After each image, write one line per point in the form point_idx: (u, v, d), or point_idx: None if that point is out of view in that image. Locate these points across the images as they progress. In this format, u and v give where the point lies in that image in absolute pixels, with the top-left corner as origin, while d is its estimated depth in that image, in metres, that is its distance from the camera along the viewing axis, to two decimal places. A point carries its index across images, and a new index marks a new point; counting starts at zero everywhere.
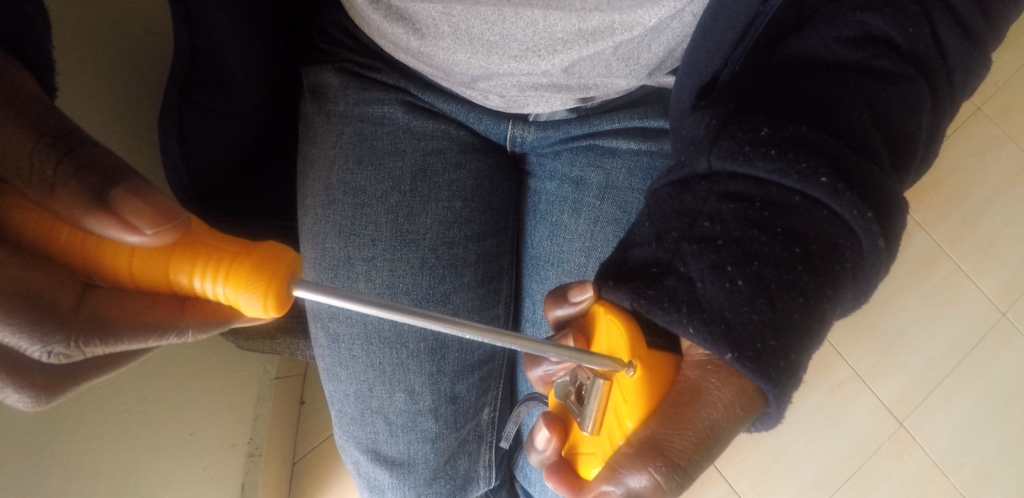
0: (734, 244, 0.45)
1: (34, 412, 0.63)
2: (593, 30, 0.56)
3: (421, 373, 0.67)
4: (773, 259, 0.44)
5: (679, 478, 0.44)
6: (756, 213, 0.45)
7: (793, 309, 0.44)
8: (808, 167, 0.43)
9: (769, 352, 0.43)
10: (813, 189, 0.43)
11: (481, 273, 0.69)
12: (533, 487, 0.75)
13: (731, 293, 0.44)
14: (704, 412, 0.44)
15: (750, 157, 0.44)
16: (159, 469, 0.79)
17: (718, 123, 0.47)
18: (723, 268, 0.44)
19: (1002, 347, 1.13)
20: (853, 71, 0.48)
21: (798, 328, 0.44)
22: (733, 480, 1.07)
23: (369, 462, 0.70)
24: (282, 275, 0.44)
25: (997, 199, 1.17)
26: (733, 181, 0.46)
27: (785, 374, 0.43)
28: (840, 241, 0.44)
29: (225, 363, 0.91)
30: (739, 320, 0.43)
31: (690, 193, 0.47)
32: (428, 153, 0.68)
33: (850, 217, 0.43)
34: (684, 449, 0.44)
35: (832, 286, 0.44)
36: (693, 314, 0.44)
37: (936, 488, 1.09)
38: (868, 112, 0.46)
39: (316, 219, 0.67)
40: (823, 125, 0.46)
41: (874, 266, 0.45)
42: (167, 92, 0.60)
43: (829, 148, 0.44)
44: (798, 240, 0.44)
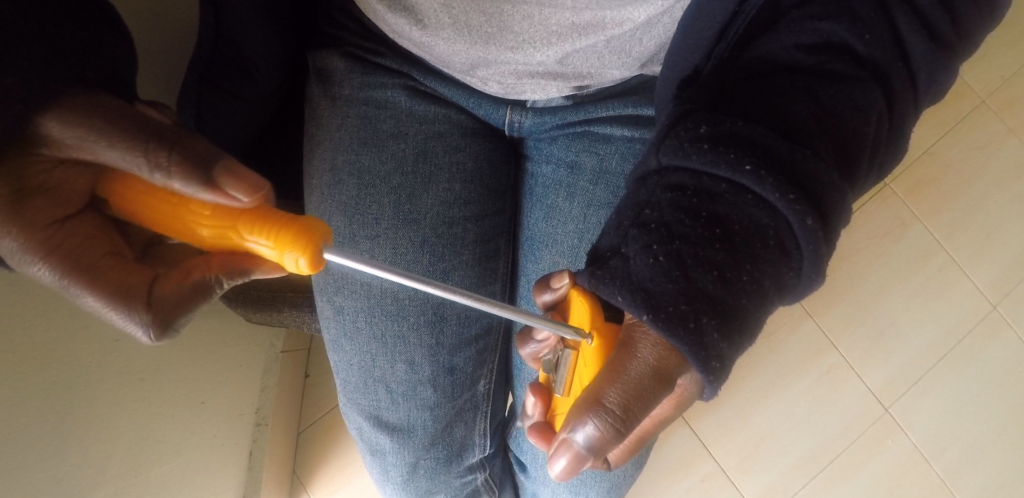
0: (665, 227, 0.48)
1: (56, 377, 0.67)
2: (585, 24, 0.59)
3: (421, 345, 0.71)
4: (694, 240, 0.47)
5: (622, 425, 0.46)
6: (687, 200, 0.48)
7: (708, 282, 0.46)
8: (735, 157, 0.46)
9: (689, 320, 0.45)
10: (740, 177, 0.46)
11: (480, 251, 0.72)
12: (525, 456, 0.80)
13: (654, 267, 0.47)
14: (633, 362, 0.47)
15: (687, 153, 0.47)
16: (172, 435, 0.83)
17: (669, 123, 0.50)
18: (651, 246, 0.48)
19: (990, 338, 1.16)
20: (807, 71, 0.50)
21: (715, 299, 0.46)
22: (721, 458, 1.11)
23: (371, 428, 0.74)
24: (319, 239, 0.48)
25: (991, 194, 1.19)
26: (675, 174, 0.48)
27: (697, 341, 0.45)
28: (763, 222, 0.47)
29: (234, 336, 0.95)
30: (658, 289, 0.46)
31: (643, 185, 0.50)
32: (430, 136, 0.71)
33: (774, 199, 0.45)
34: (618, 396, 0.46)
35: (752, 262, 0.47)
36: (621, 285, 0.47)
37: (918, 472, 1.13)
38: (810, 107, 0.49)
39: (322, 199, 0.71)
40: (764, 119, 0.48)
41: (805, 243, 0.46)
42: (188, 76, 0.65)
43: (759, 139, 0.47)
44: (719, 223, 0.47)
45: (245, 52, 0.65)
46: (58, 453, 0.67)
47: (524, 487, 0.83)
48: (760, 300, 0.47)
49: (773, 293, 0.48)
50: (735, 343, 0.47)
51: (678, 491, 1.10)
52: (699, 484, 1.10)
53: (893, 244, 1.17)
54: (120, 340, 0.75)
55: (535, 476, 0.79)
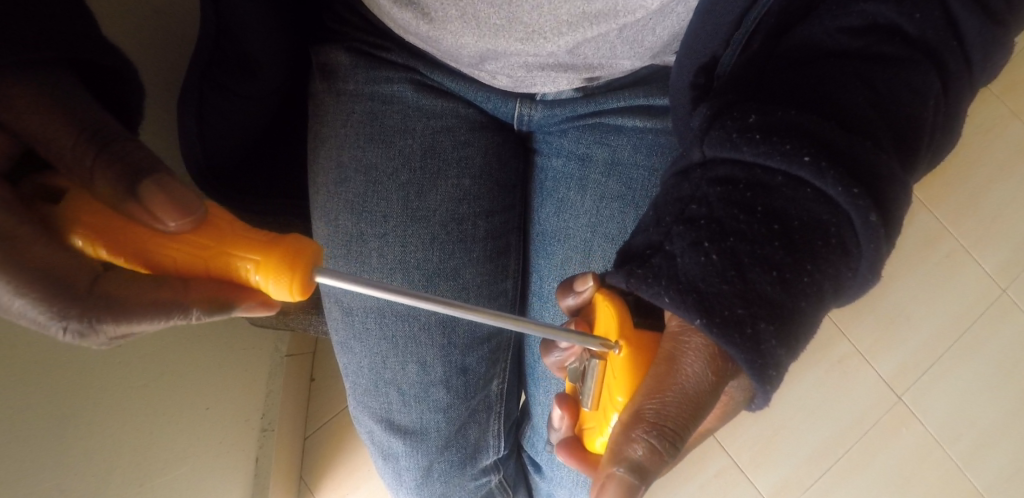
0: (716, 223, 0.47)
1: (59, 386, 0.65)
2: (597, 12, 0.57)
3: (432, 345, 0.69)
4: (749, 236, 0.46)
5: (674, 444, 0.44)
6: (739, 194, 0.46)
7: (765, 283, 0.45)
8: (792, 148, 0.45)
9: (756, 332, 0.44)
10: (797, 168, 0.44)
11: (490, 248, 0.71)
12: (541, 456, 0.78)
13: (706, 266, 0.46)
14: (681, 379, 0.45)
15: (738, 143, 0.46)
16: (176, 443, 0.82)
17: (712, 114, 0.49)
18: (701, 244, 0.46)
19: (1002, 323, 1.15)
20: (853, 57, 0.50)
21: (774, 302, 0.45)
22: (734, 452, 1.09)
23: (383, 432, 0.73)
24: (304, 265, 0.47)
25: (999, 178, 1.18)
26: (722, 166, 0.47)
27: (753, 347, 0.44)
28: (823, 217, 0.45)
29: (237, 340, 0.93)
30: (711, 290, 0.45)
31: (686, 180, 0.49)
32: (438, 131, 0.70)
33: (835, 193, 0.44)
34: (662, 411, 0.45)
35: (814, 260, 0.46)
36: (670, 284, 0.46)
37: (933, 460, 1.11)
38: (864, 94, 0.48)
39: (329, 196, 0.69)
40: (817, 106, 0.47)
41: (866, 241, 0.45)
42: (189, 72, 0.62)
43: (815, 128, 0.45)
44: (777, 218, 0.46)
45: (250, 52, 0.64)
46: (59, 464, 0.66)
47: (540, 487, 0.81)
48: (817, 303, 0.46)
49: (830, 294, 0.47)
50: (792, 348, 0.45)
51: (691, 487, 1.08)
52: (712, 480, 1.09)
53: (902, 233, 1.15)
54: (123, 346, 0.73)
55: (552, 477, 0.77)
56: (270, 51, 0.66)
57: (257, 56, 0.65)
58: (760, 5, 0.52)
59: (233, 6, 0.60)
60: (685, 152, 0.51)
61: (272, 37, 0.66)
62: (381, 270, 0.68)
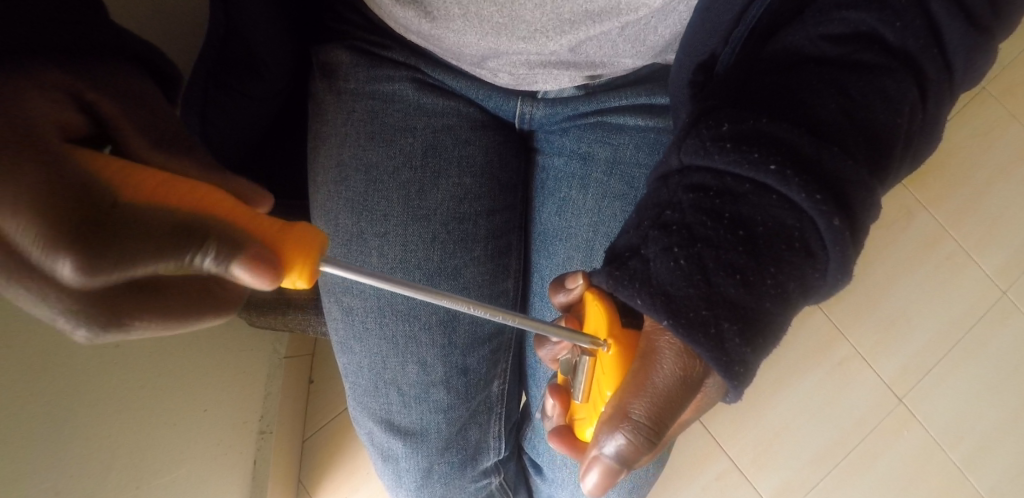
0: (685, 229, 0.46)
1: (55, 386, 0.64)
2: (599, 10, 0.57)
3: (432, 345, 0.68)
4: (716, 242, 0.46)
5: (653, 439, 0.44)
6: (710, 201, 0.46)
7: (729, 286, 0.45)
8: (759, 157, 0.44)
9: (722, 334, 0.44)
10: (764, 176, 0.44)
11: (491, 248, 0.70)
12: (541, 458, 0.77)
13: (675, 271, 0.46)
14: (656, 376, 0.45)
15: (710, 151, 0.46)
16: (173, 444, 0.81)
17: (691, 122, 0.49)
18: (671, 249, 0.46)
19: (1002, 325, 1.15)
20: (833, 63, 0.49)
21: (737, 305, 0.45)
22: (736, 455, 1.09)
23: (382, 433, 0.72)
24: (309, 255, 0.44)
25: (997, 179, 1.18)
26: (695, 174, 0.47)
27: (717, 346, 0.44)
28: (789, 222, 0.45)
29: (236, 341, 0.93)
30: (679, 293, 0.45)
31: (664, 186, 0.49)
32: (439, 129, 0.69)
33: (800, 200, 0.44)
34: (646, 408, 0.44)
35: (778, 263, 0.45)
36: (641, 287, 0.46)
37: (934, 463, 1.11)
38: (839, 101, 0.47)
39: (330, 195, 0.68)
40: (793, 112, 0.47)
41: (833, 244, 0.44)
42: (194, 73, 0.62)
43: (784, 136, 0.45)
44: (744, 225, 0.46)
45: (254, 49, 0.64)
46: (56, 464, 0.65)
47: (540, 490, 0.80)
48: (783, 304, 0.46)
49: (797, 297, 0.46)
50: (759, 347, 0.45)
51: (693, 490, 1.08)
52: (714, 483, 1.08)
53: (903, 234, 1.15)
54: (121, 346, 0.72)
55: (552, 479, 0.77)
56: (275, 54, 0.66)
57: (263, 56, 0.65)
58: (756, 6, 0.51)
59: (242, 7, 0.61)
60: (664, 159, 0.50)
61: (278, 36, 0.66)
62: (382, 269, 0.67)
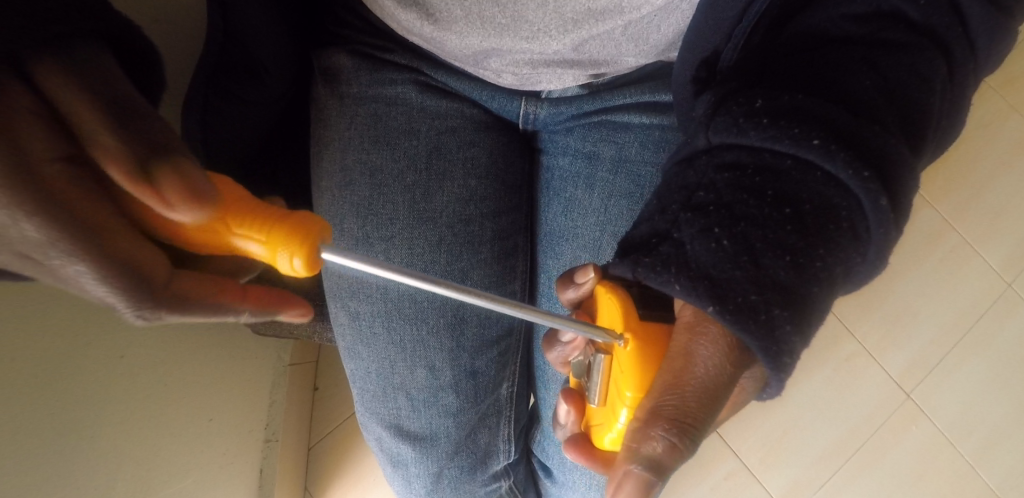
0: (725, 209, 0.46)
1: (60, 398, 0.64)
2: (602, 9, 0.57)
3: (441, 349, 0.68)
4: (760, 220, 0.45)
5: (693, 437, 0.43)
6: (748, 179, 0.46)
7: (778, 268, 0.44)
8: (800, 133, 0.44)
9: (772, 320, 0.43)
10: (805, 152, 0.44)
11: (497, 249, 0.70)
12: (551, 461, 0.77)
13: (717, 253, 0.45)
14: (695, 370, 0.44)
15: (744, 129, 0.46)
16: (179, 454, 0.80)
17: (717, 101, 0.49)
18: (711, 230, 0.46)
19: (1008, 317, 1.14)
20: (859, 43, 0.49)
21: (787, 287, 0.44)
22: (744, 454, 1.08)
23: (391, 438, 0.71)
24: (311, 239, 0.44)
25: (999, 171, 1.18)
26: (729, 152, 0.47)
27: (767, 333, 0.43)
28: (835, 200, 0.45)
29: (240, 349, 0.92)
30: (723, 276, 0.45)
31: (692, 168, 0.49)
32: (443, 131, 0.69)
33: (846, 176, 0.44)
34: (687, 403, 0.43)
35: (827, 244, 0.45)
36: (680, 272, 0.45)
37: (943, 458, 1.10)
38: (872, 79, 0.47)
39: (334, 200, 0.68)
40: (826, 91, 0.47)
41: (876, 227, 0.45)
42: (194, 79, 0.61)
43: (823, 112, 0.45)
44: (788, 202, 0.45)
45: (254, 56, 0.64)
46: (63, 477, 0.64)
47: (550, 493, 0.80)
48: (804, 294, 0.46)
49: (840, 277, 0.46)
50: (805, 334, 0.45)
51: (702, 490, 1.07)
52: (722, 483, 1.08)
53: (906, 229, 1.15)
54: (126, 356, 0.72)
55: (563, 482, 0.76)
56: (277, 57, 0.66)
57: (265, 62, 0.65)
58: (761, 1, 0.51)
59: (241, 11, 0.61)
60: (691, 139, 0.50)
61: (279, 41, 0.66)
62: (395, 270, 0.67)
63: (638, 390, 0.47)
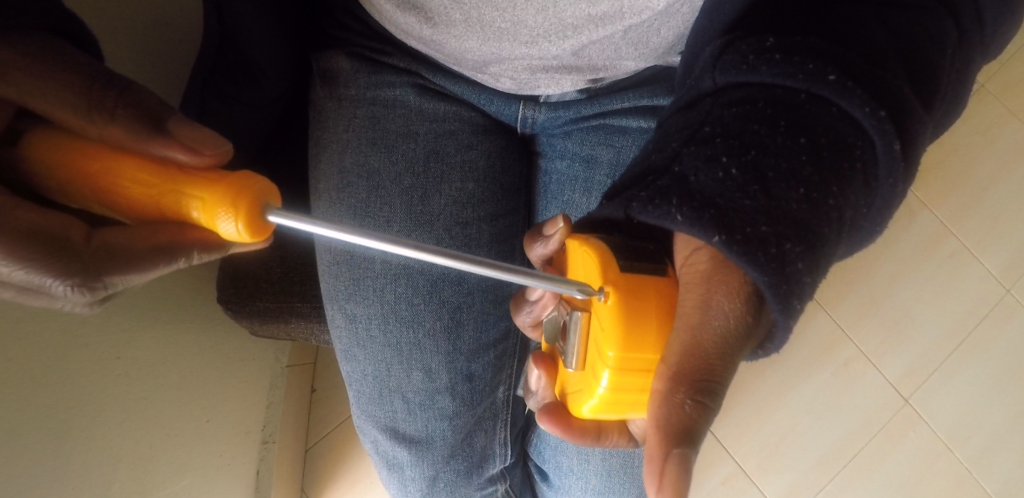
0: (734, 139, 0.46)
1: (56, 400, 0.64)
2: (602, 14, 0.57)
3: (437, 352, 0.68)
4: (773, 149, 0.45)
5: (718, 397, 0.43)
6: (759, 112, 0.46)
7: (792, 200, 0.44)
8: (814, 68, 0.45)
9: (784, 254, 0.43)
10: (820, 87, 0.45)
11: (495, 252, 0.70)
12: (548, 463, 0.77)
13: (725, 182, 0.45)
14: (714, 326, 0.44)
15: (755, 65, 0.46)
16: (176, 456, 0.80)
17: (724, 43, 0.49)
18: (718, 159, 0.46)
19: (1006, 323, 1.14)
20: (869, 2, 0.49)
21: (799, 222, 0.44)
22: (741, 459, 1.08)
23: (387, 441, 0.71)
24: (247, 197, 0.47)
25: (999, 177, 1.17)
26: (738, 91, 0.48)
27: (778, 269, 0.43)
28: (849, 138, 0.45)
29: (237, 351, 0.92)
30: (730, 204, 0.45)
31: (696, 110, 0.49)
32: (440, 134, 0.69)
33: (861, 114, 0.44)
34: (707, 361, 0.44)
35: (839, 182, 0.45)
36: (683, 202, 0.45)
37: (941, 463, 1.10)
38: (883, 33, 0.47)
39: (331, 202, 0.68)
40: (838, 37, 0.47)
41: (886, 177, 0.45)
42: (192, 78, 0.62)
43: (835, 51, 0.45)
44: (804, 131, 0.45)
45: (251, 60, 0.64)
46: (60, 479, 0.64)
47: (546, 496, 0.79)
48: None
49: (849, 225, 0.46)
50: (816, 279, 0.44)
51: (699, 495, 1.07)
52: (719, 487, 1.07)
53: (905, 234, 1.15)
54: (122, 358, 0.72)
55: (558, 485, 0.76)
56: (273, 60, 0.66)
57: (261, 64, 0.65)
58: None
59: (236, 12, 0.60)
60: (696, 85, 0.51)
61: (275, 44, 0.66)
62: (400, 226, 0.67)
63: (620, 347, 0.47)
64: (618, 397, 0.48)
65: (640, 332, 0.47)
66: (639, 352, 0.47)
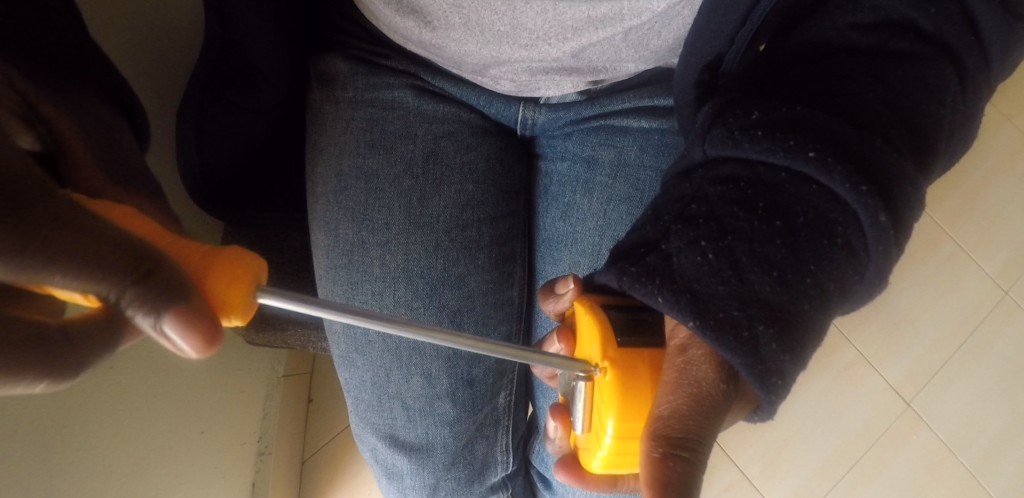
0: (714, 221, 0.46)
1: (47, 410, 0.62)
2: (602, 17, 0.56)
3: (438, 357, 0.67)
4: (750, 233, 0.45)
5: (702, 454, 0.43)
6: (740, 192, 0.45)
7: (763, 283, 0.44)
8: (796, 144, 0.43)
9: (755, 338, 0.43)
10: (802, 164, 0.43)
11: (495, 255, 0.69)
12: (551, 472, 0.75)
13: (702, 266, 0.45)
14: (693, 388, 0.44)
15: (739, 140, 0.45)
16: (170, 468, 0.78)
17: (716, 111, 0.48)
18: (698, 242, 0.45)
19: (1004, 326, 1.13)
20: (864, 54, 0.48)
21: (773, 305, 0.44)
22: (745, 465, 1.07)
23: (387, 449, 0.70)
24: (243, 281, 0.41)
25: (994, 179, 1.17)
26: (725, 165, 0.46)
27: (750, 350, 0.43)
28: (830, 215, 0.44)
29: (234, 361, 0.91)
30: (705, 290, 0.44)
31: (687, 180, 0.48)
32: (440, 136, 0.68)
33: (843, 190, 0.43)
34: (682, 421, 0.44)
35: (818, 261, 0.44)
36: (664, 284, 0.45)
37: (944, 467, 1.09)
38: (877, 90, 0.46)
39: (328, 206, 0.67)
40: (827, 105, 0.45)
41: (875, 247, 0.44)
42: (190, 84, 0.61)
43: (823, 125, 0.44)
44: (781, 214, 0.44)
45: (252, 63, 0.63)
46: (56, 481, 0.63)
47: None
48: (822, 308, 0.45)
49: (837, 300, 0.45)
50: (795, 358, 0.44)
51: None
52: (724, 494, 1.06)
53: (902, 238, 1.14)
54: (115, 367, 0.70)
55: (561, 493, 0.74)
56: (272, 62, 0.65)
57: (262, 69, 0.64)
58: (765, 4, 0.50)
59: (237, 16, 0.59)
60: (687, 152, 0.49)
61: (276, 45, 0.65)
62: (384, 278, 0.66)
63: (618, 414, 0.47)
64: (623, 462, 0.48)
65: (639, 400, 0.47)
66: (636, 421, 0.47)
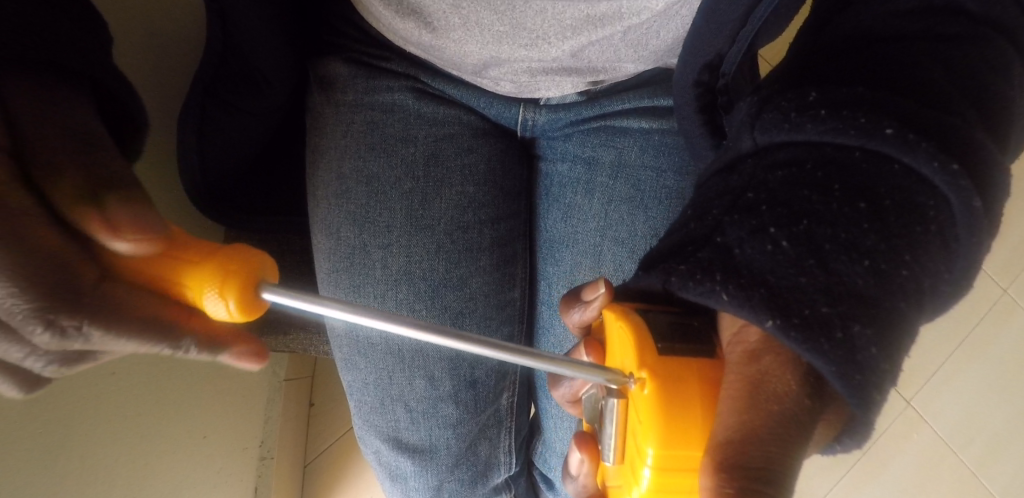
0: (782, 206, 0.44)
1: (49, 417, 0.62)
2: (601, 15, 0.56)
3: (440, 358, 0.67)
4: (827, 217, 0.43)
5: (786, 488, 0.40)
6: (809, 174, 0.44)
7: (856, 273, 0.41)
8: (869, 122, 0.42)
9: (852, 339, 0.40)
10: (879, 142, 0.42)
11: (496, 256, 0.69)
12: (553, 472, 0.75)
13: (775, 255, 0.43)
14: (772, 407, 0.41)
15: (799, 123, 0.44)
16: (173, 472, 0.78)
17: (762, 102, 0.47)
18: (765, 231, 0.43)
19: (1005, 324, 1.13)
20: (916, 37, 0.48)
21: (866, 298, 0.41)
22: None
23: (390, 451, 0.70)
24: (249, 277, 0.44)
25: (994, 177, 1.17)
26: (783, 150, 0.45)
27: (846, 355, 0.40)
28: (919, 198, 0.42)
29: (234, 366, 0.91)
30: (783, 282, 0.42)
31: (737, 172, 0.47)
32: (439, 138, 0.69)
33: (929, 168, 0.41)
34: (761, 444, 0.40)
35: (912, 249, 0.42)
36: (727, 280, 0.43)
37: (945, 466, 1.10)
38: (939, 71, 0.46)
39: (329, 209, 0.68)
40: (893, 85, 0.45)
41: (967, 233, 0.42)
42: (192, 89, 0.63)
43: (889, 102, 0.43)
44: (863, 195, 0.43)
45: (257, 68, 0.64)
46: (64, 481, 0.64)
47: None
48: (918, 305, 0.42)
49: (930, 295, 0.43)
50: (895, 363, 0.41)
51: None
52: None
53: None
54: (116, 373, 0.70)
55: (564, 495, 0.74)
56: (278, 68, 0.65)
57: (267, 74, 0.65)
58: (765, 5, 0.50)
59: (242, 25, 0.59)
60: (734, 144, 0.49)
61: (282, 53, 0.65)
62: (387, 280, 0.66)
63: (659, 442, 0.44)
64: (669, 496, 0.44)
65: (686, 424, 0.44)
66: (684, 447, 0.44)
